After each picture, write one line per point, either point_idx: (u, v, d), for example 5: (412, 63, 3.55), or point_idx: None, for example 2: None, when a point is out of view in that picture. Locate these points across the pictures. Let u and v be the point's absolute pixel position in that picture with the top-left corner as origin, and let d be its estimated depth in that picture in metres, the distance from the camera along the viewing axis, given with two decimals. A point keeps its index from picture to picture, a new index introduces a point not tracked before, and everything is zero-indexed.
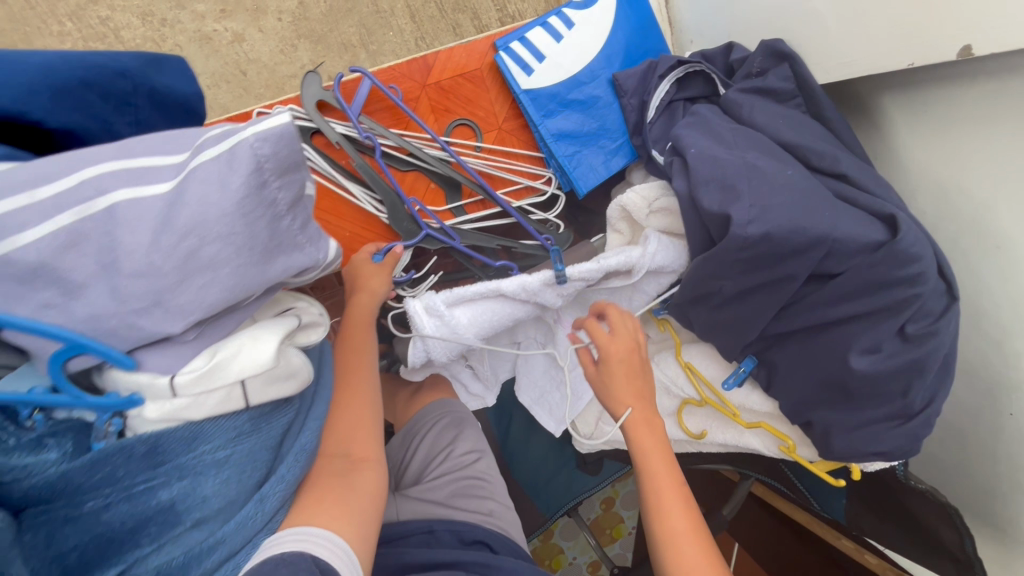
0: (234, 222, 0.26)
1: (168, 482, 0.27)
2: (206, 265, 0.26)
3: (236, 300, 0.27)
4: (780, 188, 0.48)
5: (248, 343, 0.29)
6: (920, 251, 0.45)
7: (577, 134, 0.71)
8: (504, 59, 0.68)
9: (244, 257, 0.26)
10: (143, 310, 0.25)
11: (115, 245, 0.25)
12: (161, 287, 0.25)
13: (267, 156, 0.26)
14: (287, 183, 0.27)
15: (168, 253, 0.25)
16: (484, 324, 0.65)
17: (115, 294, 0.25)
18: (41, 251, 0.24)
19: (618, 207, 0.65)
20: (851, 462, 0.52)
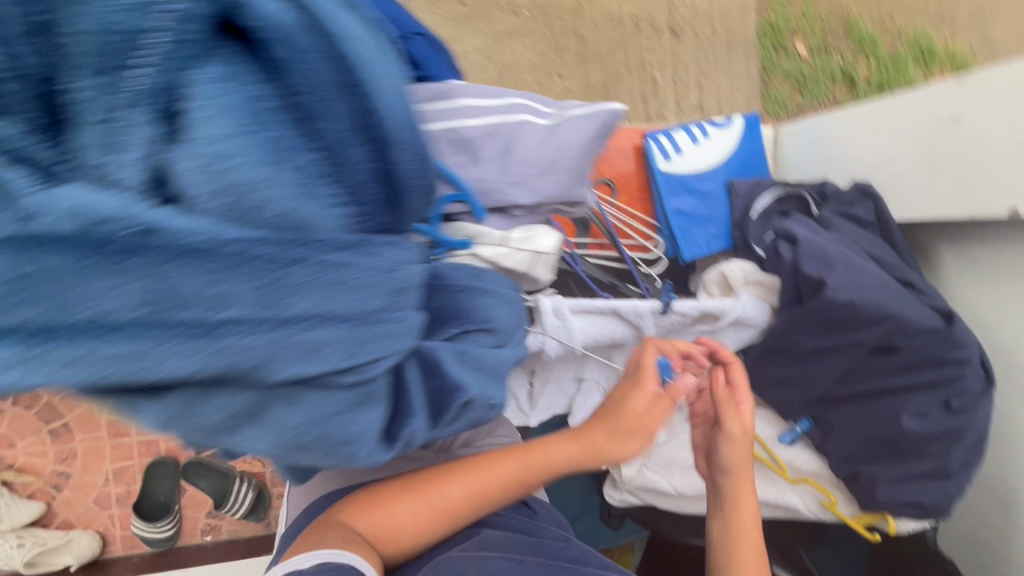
0: (579, 153, 0.43)
1: (484, 295, 0.40)
2: (556, 170, 0.42)
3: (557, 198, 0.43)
4: (866, 274, 0.65)
5: (545, 234, 0.44)
6: (968, 342, 0.60)
7: (691, 214, 0.89)
8: (651, 145, 0.88)
9: (575, 175, 0.43)
10: (513, 185, 0.41)
11: (514, 142, 0.42)
12: (531, 173, 0.41)
13: (607, 123, 0.44)
14: (603, 143, 0.44)
15: (542, 156, 0.42)
16: (592, 334, 0.77)
17: (503, 168, 0.41)
18: (479, 133, 0.41)
19: (718, 273, 0.81)
20: (889, 513, 0.62)
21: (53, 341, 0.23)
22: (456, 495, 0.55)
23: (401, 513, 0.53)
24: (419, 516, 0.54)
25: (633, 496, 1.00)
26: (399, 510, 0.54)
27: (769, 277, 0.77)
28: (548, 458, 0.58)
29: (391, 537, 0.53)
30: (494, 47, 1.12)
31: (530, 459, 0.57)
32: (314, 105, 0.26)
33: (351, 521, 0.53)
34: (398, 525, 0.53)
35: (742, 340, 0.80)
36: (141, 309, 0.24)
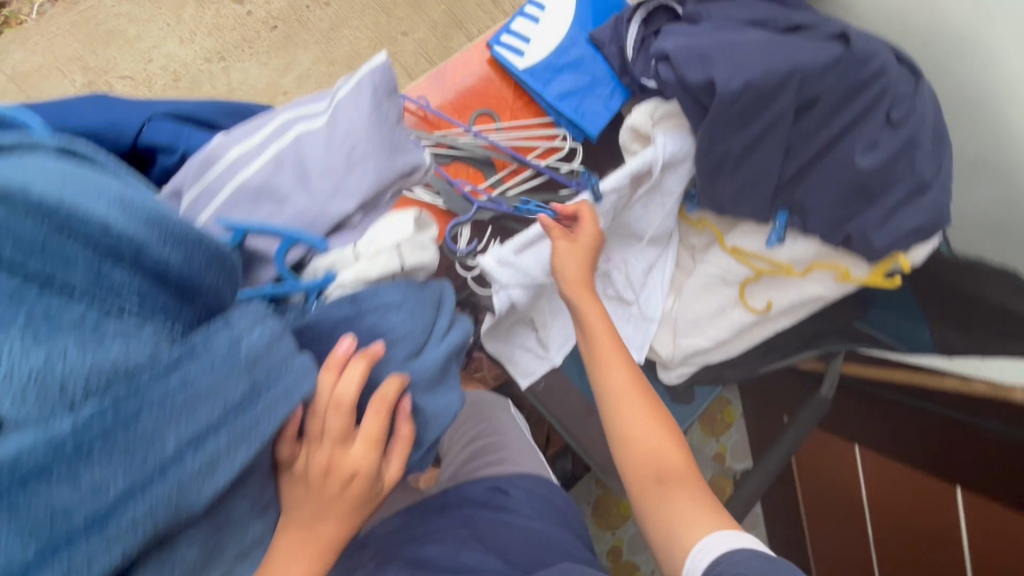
0: (370, 130, 0.39)
1: (369, 316, 0.40)
2: (360, 161, 0.39)
3: (384, 184, 0.40)
4: (747, 47, 0.59)
5: (395, 221, 0.42)
6: (878, 52, 0.54)
7: (574, 90, 0.83)
8: (499, 52, 0.82)
9: (381, 152, 0.40)
10: (330, 200, 0.39)
11: (303, 162, 0.39)
12: (339, 180, 0.39)
13: (378, 83, 0.40)
14: (393, 99, 0.41)
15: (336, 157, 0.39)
16: (548, 261, 0.76)
17: (312, 193, 0.39)
18: (264, 176, 0.38)
19: (629, 130, 0.76)
20: (896, 253, 0.59)
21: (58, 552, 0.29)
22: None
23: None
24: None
25: (689, 368, 0.98)
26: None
27: (672, 104, 0.73)
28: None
29: None
30: None
31: None
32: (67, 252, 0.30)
33: None
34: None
35: (683, 177, 0.76)
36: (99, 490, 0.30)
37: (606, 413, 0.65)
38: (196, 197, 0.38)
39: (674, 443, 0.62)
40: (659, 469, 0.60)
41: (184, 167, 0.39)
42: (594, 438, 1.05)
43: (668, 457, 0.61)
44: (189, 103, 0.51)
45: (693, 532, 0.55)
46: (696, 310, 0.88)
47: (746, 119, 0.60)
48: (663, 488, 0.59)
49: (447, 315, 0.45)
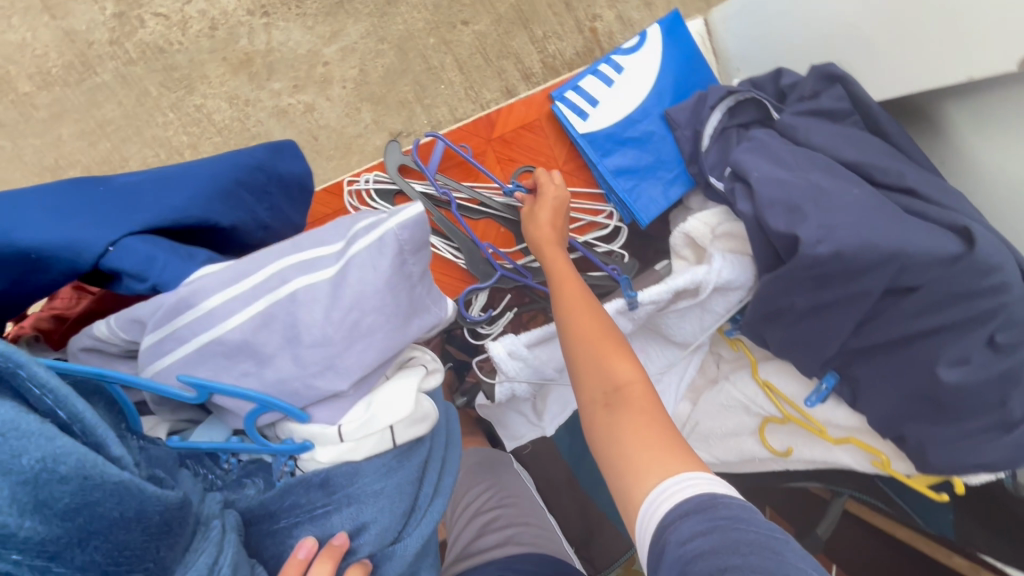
0: (385, 297, 0.32)
1: (338, 507, 0.34)
2: (365, 333, 0.32)
3: (388, 358, 0.33)
4: (847, 207, 0.50)
5: (392, 394, 0.34)
6: (1002, 261, 0.46)
7: (634, 168, 0.74)
8: (560, 108, 0.74)
9: (392, 323, 0.33)
10: (319, 374, 0.32)
11: (296, 322, 0.31)
12: (333, 353, 0.31)
13: (406, 239, 0.32)
14: (419, 257, 0.33)
15: (338, 325, 0.31)
16: (562, 357, 0.69)
17: (298, 361, 0.31)
18: (245, 332, 0.31)
19: (682, 235, 0.68)
20: (952, 476, 0.52)
21: None
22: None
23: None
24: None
25: None
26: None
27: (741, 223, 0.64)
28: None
29: None
30: (381, 24, 0.95)
31: None
32: None
33: None
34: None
35: (732, 302, 0.68)
36: None
37: (565, 344, 0.54)
38: (158, 340, 0.31)
39: (622, 356, 0.50)
40: (610, 382, 0.48)
41: (154, 298, 0.31)
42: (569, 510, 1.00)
43: (618, 370, 0.49)
44: (184, 165, 0.40)
45: (647, 476, 0.41)
46: (708, 425, 0.81)
47: (825, 285, 0.52)
48: (613, 414, 0.47)
49: (442, 488, 0.38)
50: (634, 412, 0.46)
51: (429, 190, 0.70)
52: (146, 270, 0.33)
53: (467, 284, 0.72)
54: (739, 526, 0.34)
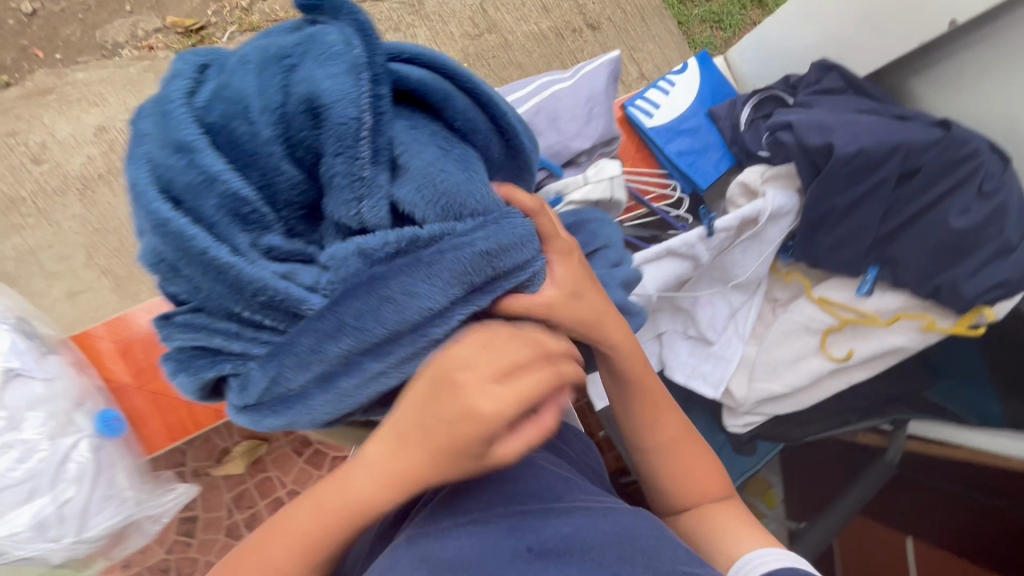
0: (600, 99, 0.63)
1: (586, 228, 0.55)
2: (594, 115, 0.62)
3: (606, 133, 0.62)
4: (861, 124, 0.74)
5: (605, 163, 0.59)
6: (972, 136, 0.69)
7: (691, 150, 0.99)
8: (632, 110, 1.00)
9: (607, 113, 0.62)
10: (574, 137, 0.60)
11: (558, 114, 0.62)
12: (580, 125, 0.61)
13: (607, 74, 0.64)
14: (613, 85, 0.65)
15: (580, 111, 0.62)
16: (661, 279, 0.88)
17: (562, 132, 0.61)
18: (535, 119, 0.61)
19: (739, 184, 0.90)
20: (982, 304, 0.69)
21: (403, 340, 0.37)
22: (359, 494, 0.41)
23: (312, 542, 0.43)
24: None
25: (755, 415, 1.04)
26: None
27: (782, 166, 0.87)
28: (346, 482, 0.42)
29: None
30: None
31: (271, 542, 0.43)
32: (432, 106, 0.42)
33: None
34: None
35: (783, 228, 0.88)
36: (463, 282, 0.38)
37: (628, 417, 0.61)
38: None
39: (668, 416, 0.61)
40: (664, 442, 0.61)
41: None
42: None
43: (663, 435, 0.61)
44: None
45: (736, 543, 0.59)
46: (775, 355, 0.96)
47: (859, 177, 0.74)
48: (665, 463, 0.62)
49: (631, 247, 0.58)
50: (693, 473, 0.61)
51: None
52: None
53: None
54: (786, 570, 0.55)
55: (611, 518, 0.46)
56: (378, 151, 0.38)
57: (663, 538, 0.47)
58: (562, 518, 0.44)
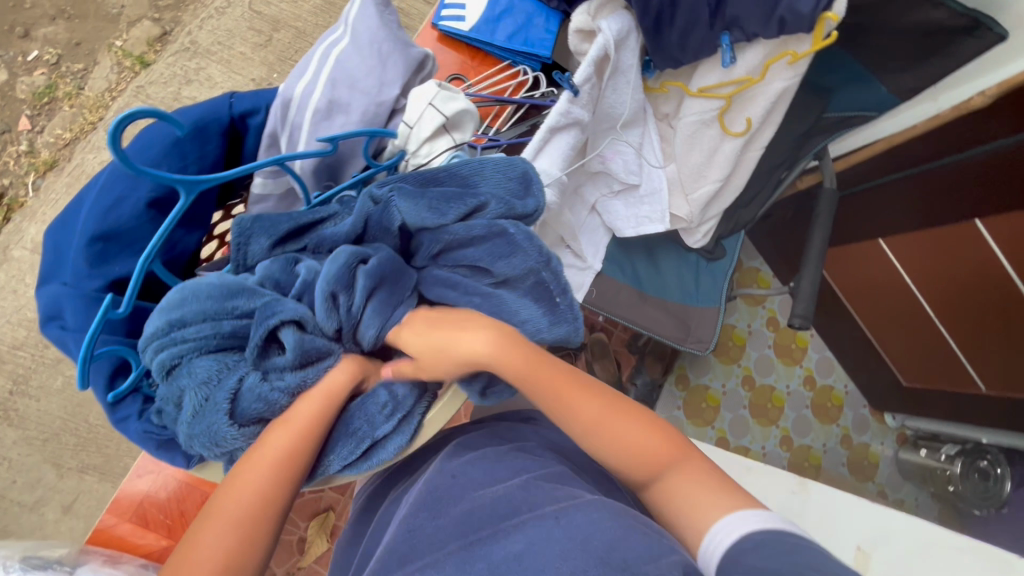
0: (385, 35, 0.62)
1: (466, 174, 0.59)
2: (387, 57, 0.61)
3: (410, 66, 0.62)
4: None
5: (422, 117, 0.58)
6: None
7: (518, 28, 0.97)
8: (445, 24, 0.96)
9: (399, 49, 0.62)
10: (381, 89, 0.60)
11: (351, 72, 0.60)
12: (379, 73, 0.61)
13: (376, 4, 0.63)
14: (388, 12, 0.63)
15: (371, 60, 0.61)
16: (561, 157, 0.87)
17: (367, 88, 0.60)
18: (331, 89, 0.60)
19: (577, 32, 0.88)
20: (822, 13, 0.72)
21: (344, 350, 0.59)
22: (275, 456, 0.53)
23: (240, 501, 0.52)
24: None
25: (709, 221, 1.10)
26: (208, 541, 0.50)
27: None
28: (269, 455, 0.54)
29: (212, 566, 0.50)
30: None
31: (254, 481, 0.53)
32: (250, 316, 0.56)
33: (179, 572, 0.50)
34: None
35: (632, 49, 0.89)
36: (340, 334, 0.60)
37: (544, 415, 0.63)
38: (299, 119, 0.59)
39: (581, 396, 0.62)
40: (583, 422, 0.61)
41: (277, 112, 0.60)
42: (657, 317, 1.15)
43: (586, 414, 0.61)
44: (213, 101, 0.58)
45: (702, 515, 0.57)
46: (693, 161, 1.00)
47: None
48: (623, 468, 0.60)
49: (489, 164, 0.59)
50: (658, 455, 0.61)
51: None
52: (258, 105, 0.61)
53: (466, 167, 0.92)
54: (788, 538, 0.51)
55: (563, 523, 0.57)
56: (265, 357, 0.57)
57: (597, 524, 0.56)
58: (511, 536, 0.57)
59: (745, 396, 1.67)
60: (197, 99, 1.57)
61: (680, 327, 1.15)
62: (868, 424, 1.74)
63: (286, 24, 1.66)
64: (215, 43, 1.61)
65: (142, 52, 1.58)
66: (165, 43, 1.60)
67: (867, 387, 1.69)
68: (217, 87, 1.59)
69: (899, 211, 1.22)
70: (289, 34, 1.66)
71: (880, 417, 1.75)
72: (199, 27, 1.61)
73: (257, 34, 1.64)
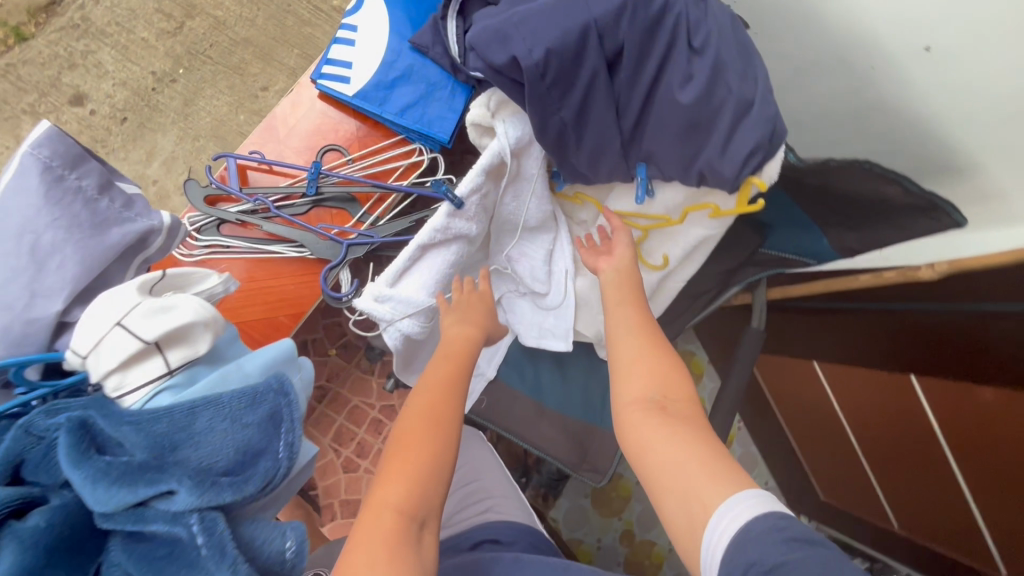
0: (54, 214, 0.47)
1: (170, 420, 0.36)
2: (52, 251, 0.47)
3: (90, 259, 0.48)
4: (536, 13, 0.56)
5: (108, 341, 0.35)
6: None
7: (414, 101, 0.80)
8: (324, 84, 0.79)
9: (80, 234, 0.48)
10: (32, 302, 0.46)
11: None
12: (30, 275, 0.46)
13: (49, 157, 0.48)
14: (74, 175, 0.49)
15: (20, 250, 0.46)
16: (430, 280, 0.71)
17: (18, 290, 0.45)
18: None
19: (472, 127, 0.71)
20: (749, 177, 0.58)
21: None
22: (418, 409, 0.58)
23: (393, 493, 0.52)
24: (390, 522, 0.50)
25: None
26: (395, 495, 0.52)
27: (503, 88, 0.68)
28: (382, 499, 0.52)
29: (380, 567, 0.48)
30: None
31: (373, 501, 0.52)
32: None
33: None
34: (393, 549, 0.49)
35: (537, 160, 0.75)
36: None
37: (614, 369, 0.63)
38: None
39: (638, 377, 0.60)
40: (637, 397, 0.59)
41: None
42: (553, 437, 1.01)
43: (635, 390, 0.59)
44: None
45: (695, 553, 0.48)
46: None
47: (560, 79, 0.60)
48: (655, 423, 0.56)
49: (210, 406, 0.37)
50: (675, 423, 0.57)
51: (243, 202, 0.74)
52: None
53: (322, 268, 0.75)
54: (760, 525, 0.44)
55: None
56: None
57: None
58: None
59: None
60: (81, 87, 1.35)
61: (576, 450, 1.02)
62: None
63: (203, 12, 1.43)
64: (112, 23, 1.38)
65: (19, 22, 1.34)
66: (51, 15, 1.36)
67: (787, 490, 1.61)
68: (108, 76, 1.37)
69: (837, 341, 1.11)
70: (205, 23, 1.43)
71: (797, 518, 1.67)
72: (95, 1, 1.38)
73: (165, 19, 1.41)
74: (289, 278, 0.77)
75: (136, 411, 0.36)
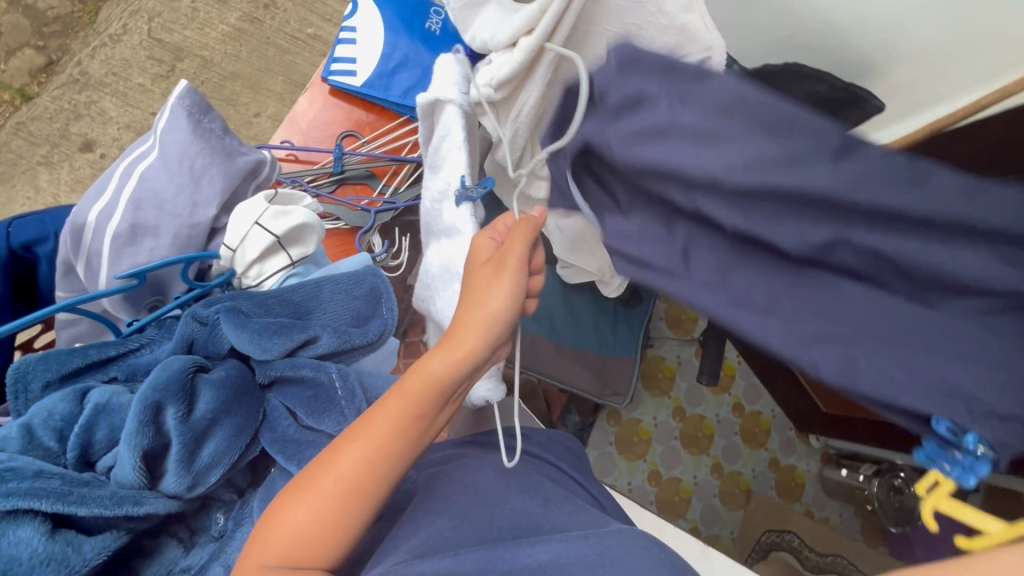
0: (199, 142, 0.55)
1: (301, 294, 0.47)
2: (203, 173, 0.55)
3: (232, 179, 0.56)
4: None
5: (249, 239, 0.46)
6: None
7: (415, 84, 0.93)
8: (335, 79, 0.91)
9: (221, 159, 0.56)
10: (194, 214, 0.54)
11: (151, 198, 0.54)
12: (191, 194, 0.54)
13: (191, 102, 0.56)
14: (209, 115, 0.57)
15: (178, 174, 0.54)
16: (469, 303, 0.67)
17: (179, 211, 0.54)
18: (124, 219, 0.53)
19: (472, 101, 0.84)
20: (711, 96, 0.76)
21: (294, 446, 0.43)
22: (379, 444, 0.42)
23: (301, 518, 0.39)
24: (326, 513, 0.39)
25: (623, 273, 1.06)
26: (299, 519, 0.39)
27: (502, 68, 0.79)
28: (337, 472, 0.40)
29: (298, 546, 0.39)
30: None
31: (323, 473, 0.40)
32: (106, 423, 0.42)
33: (258, 537, 0.39)
34: (315, 543, 0.39)
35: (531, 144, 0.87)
36: (250, 415, 0.44)
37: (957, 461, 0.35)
38: (88, 257, 0.52)
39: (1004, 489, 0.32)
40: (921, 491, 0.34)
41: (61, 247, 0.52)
42: (575, 371, 1.14)
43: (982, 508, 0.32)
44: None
45: None
46: None
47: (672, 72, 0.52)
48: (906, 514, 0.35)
49: (330, 282, 0.48)
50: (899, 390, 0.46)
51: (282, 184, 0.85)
52: (45, 233, 0.58)
53: (356, 232, 0.87)
54: None
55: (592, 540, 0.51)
56: (126, 477, 0.39)
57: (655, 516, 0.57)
58: (541, 542, 0.50)
59: (676, 427, 1.65)
60: (88, 135, 1.45)
61: (596, 380, 1.15)
62: (795, 446, 1.76)
63: (190, 53, 1.55)
64: (108, 74, 1.49)
65: (23, 84, 1.45)
66: (51, 74, 1.47)
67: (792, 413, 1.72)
68: (112, 121, 1.47)
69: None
70: (194, 64, 1.55)
71: (807, 439, 1.77)
72: (90, 56, 1.49)
73: (157, 64, 1.52)
74: (329, 247, 0.88)
75: (271, 292, 0.46)
